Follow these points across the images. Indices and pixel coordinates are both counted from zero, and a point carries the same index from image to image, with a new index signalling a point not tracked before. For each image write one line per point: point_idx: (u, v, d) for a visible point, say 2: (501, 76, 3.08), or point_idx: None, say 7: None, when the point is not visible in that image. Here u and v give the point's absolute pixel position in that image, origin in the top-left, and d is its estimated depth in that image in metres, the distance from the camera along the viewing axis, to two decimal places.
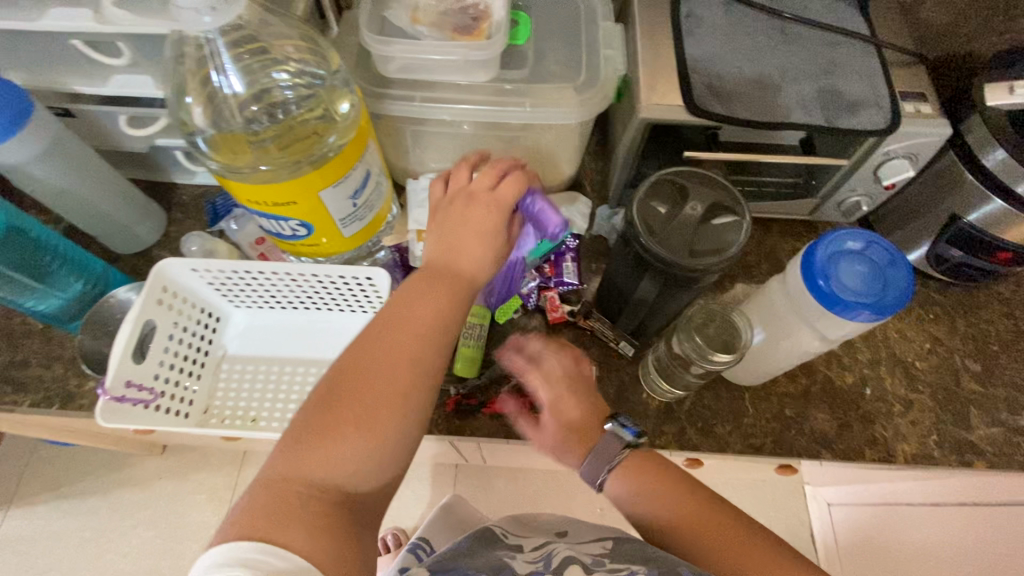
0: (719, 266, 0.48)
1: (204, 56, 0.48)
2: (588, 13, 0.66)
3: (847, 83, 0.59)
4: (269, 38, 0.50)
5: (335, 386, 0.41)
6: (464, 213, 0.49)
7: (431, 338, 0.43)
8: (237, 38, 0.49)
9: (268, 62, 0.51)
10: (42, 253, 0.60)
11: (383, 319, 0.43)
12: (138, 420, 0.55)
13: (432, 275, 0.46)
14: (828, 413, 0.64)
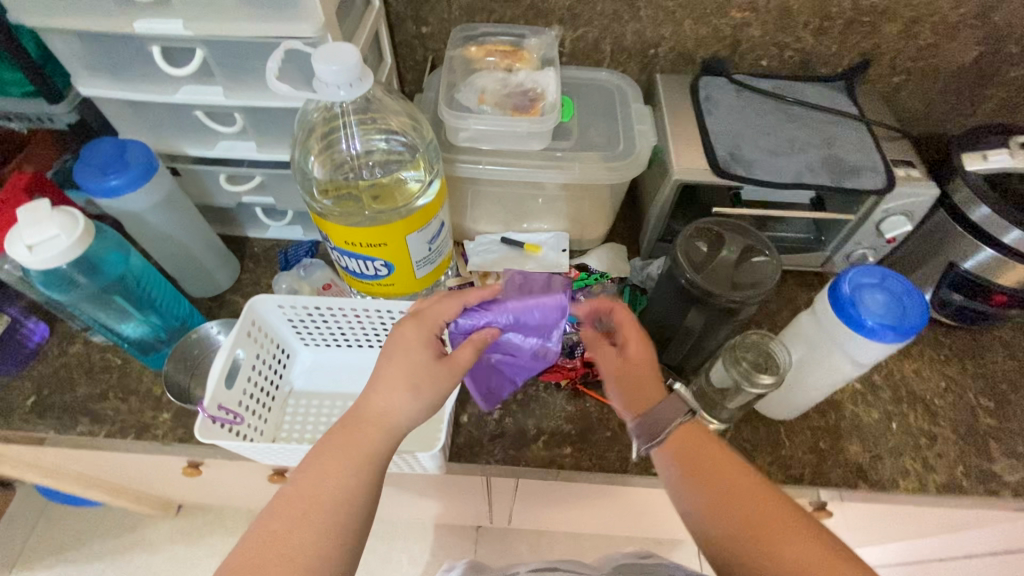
0: (757, 298, 0.55)
1: (334, 118, 0.59)
2: (621, 97, 0.78)
3: (846, 152, 0.69)
4: (381, 109, 0.61)
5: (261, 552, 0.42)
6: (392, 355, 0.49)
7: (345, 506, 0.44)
8: (360, 107, 0.60)
9: (377, 127, 0.61)
10: (147, 286, 0.64)
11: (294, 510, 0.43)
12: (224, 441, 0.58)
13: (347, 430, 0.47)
14: (860, 446, 0.68)
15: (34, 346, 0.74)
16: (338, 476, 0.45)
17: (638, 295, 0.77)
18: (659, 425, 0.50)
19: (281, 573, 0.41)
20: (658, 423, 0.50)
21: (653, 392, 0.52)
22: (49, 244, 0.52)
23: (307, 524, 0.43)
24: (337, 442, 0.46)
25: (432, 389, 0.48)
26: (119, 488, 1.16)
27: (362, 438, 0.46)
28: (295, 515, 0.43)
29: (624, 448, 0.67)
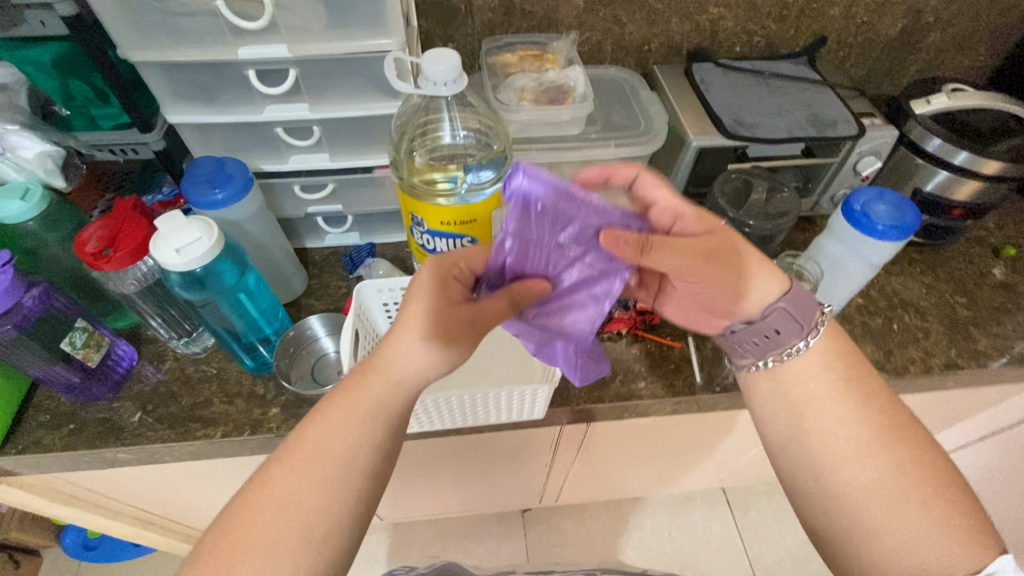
0: (785, 224, 0.70)
1: (434, 108, 0.68)
2: (631, 85, 0.91)
3: (822, 110, 0.85)
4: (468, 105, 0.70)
5: (252, 510, 0.45)
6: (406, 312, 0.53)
7: (342, 475, 0.48)
8: (456, 101, 0.69)
9: (463, 120, 0.71)
10: (259, 295, 0.70)
11: (295, 466, 0.47)
12: None
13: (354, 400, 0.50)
14: (873, 345, 0.82)
15: (123, 370, 0.76)
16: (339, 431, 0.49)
17: None
18: (807, 314, 0.57)
19: (261, 522, 0.45)
20: (805, 313, 0.57)
21: (767, 287, 0.58)
22: (193, 247, 0.58)
23: (303, 471, 0.47)
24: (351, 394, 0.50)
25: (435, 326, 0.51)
26: (171, 526, 1.15)
27: (367, 389, 0.50)
28: (298, 462, 0.47)
29: (687, 375, 0.78)
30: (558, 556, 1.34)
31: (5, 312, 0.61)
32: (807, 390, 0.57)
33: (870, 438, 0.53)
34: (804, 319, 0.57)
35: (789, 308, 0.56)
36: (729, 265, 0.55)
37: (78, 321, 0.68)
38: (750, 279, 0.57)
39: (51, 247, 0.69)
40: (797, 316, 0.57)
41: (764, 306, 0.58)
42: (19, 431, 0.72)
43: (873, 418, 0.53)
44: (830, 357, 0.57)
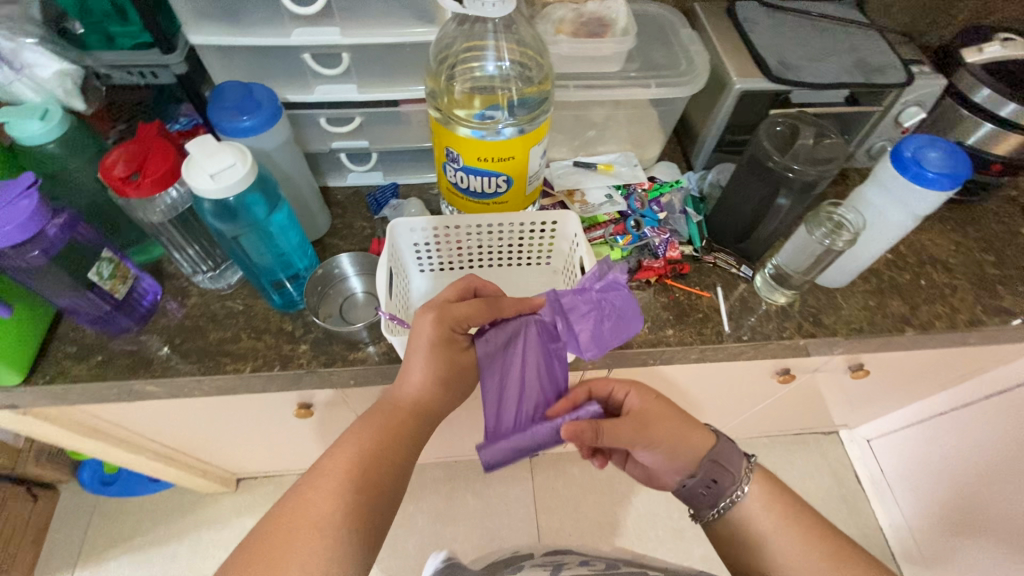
0: (832, 171, 0.68)
1: (479, 31, 0.65)
2: (670, 23, 0.87)
3: (870, 56, 0.82)
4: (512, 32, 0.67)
5: (288, 513, 0.48)
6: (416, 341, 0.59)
7: (370, 475, 0.52)
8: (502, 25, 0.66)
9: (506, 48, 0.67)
10: (291, 231, 0.69)
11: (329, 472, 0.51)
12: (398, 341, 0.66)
13: (378, 411, 0.57)
14: (901, 300, 0.82)
15: (149, 304, 0.74)
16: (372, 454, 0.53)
17: (701, 202, 0.87)
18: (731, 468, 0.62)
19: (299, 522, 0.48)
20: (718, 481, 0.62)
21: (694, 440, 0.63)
22: (227, 173, 0.56)
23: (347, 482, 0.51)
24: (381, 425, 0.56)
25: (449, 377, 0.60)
26: (190, 462, 1.17)
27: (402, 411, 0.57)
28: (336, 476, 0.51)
29: (716, 324, 0.78)
30: (564, 500, 1.39)
31: (33, 237, 0.58)
32: (759, 528, 0.61)
33: (807, 551, 0.58)
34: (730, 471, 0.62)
35: (717, 461, 0.62)
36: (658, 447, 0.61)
37: (105, 251, 0.66)
38: (688, 438, 0.62)
39: (70, 172, 0.67)
40: (724, 469, 0.62)
41: (696, 459, 0.62)
42: (45, 362, 0.70)
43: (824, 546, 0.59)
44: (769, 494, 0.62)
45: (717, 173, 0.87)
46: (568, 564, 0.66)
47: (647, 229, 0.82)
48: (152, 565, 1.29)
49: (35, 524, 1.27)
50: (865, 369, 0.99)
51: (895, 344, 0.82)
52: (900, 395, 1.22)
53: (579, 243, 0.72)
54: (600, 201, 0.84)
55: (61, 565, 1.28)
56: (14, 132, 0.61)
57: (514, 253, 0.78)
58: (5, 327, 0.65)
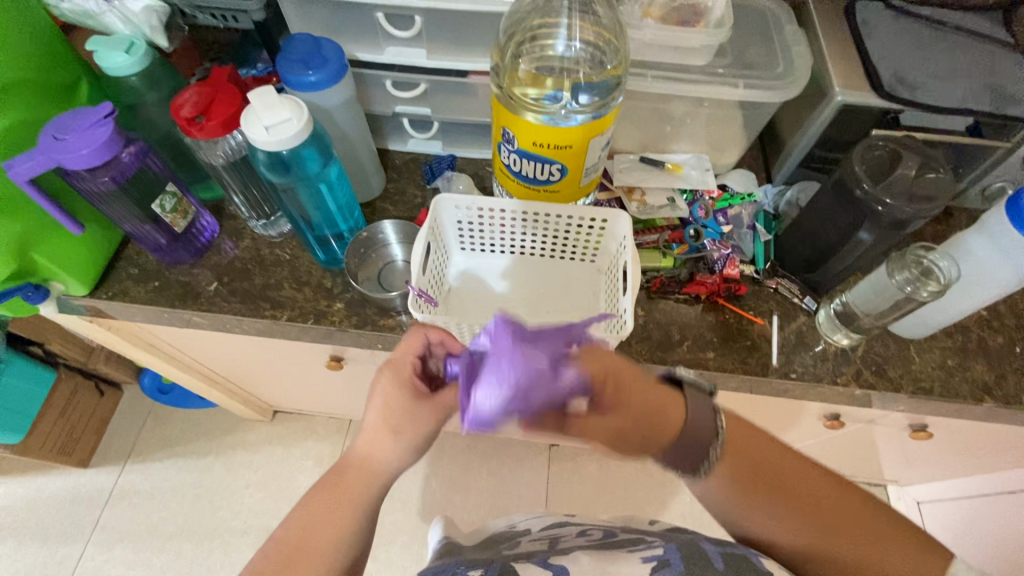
0: (931, 211, 0.59)
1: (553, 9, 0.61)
2: (775, 18, 0.78)
3: (1007, 81, 0.70)
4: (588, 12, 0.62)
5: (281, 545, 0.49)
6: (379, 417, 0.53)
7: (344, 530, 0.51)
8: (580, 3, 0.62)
9: (580, 29, 0.63)
10: (341, 192, 0.70)
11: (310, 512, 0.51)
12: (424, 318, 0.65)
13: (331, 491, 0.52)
14: (986, 365, 0.72)
15: (206, 240, 0.78)
16: (339, 531, 0.49)
17: (773, 220, 0.80)
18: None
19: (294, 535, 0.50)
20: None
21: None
22: (282, 127, 0.56)
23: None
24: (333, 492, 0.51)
25: (413, 428, 0.52)
26: (233, 388, 1.24)
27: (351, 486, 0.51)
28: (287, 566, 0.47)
29: (763, 355, 0.72)
30: (577, 494, 1.38)
31: (105, 163, 0.62)
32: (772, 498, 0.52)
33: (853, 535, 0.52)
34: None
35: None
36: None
37: (170, 185, 0.69)
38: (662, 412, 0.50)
39: (149, 105, 0.70)
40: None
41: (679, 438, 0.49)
42: (110, 278, 0.76)
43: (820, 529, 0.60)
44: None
45: (798, 191, 0.79)
46: (566, 539, 0.62)
47: (706, 240, 0.75)
48: (191, 473, 1.40)
49: (99, 415, 1.42)
50: (927, 430, 0.89)
51: (969, 413, 0.73)
52: (966, 464, 1.10)
53: (627, 246, 0.67)
54: (661, 204, 0.79)
55: (116, 455, 1.42)
56: (101, 62, 0.64)
57: (558, 245, 0.75)
58: (77, 241, 0.70)
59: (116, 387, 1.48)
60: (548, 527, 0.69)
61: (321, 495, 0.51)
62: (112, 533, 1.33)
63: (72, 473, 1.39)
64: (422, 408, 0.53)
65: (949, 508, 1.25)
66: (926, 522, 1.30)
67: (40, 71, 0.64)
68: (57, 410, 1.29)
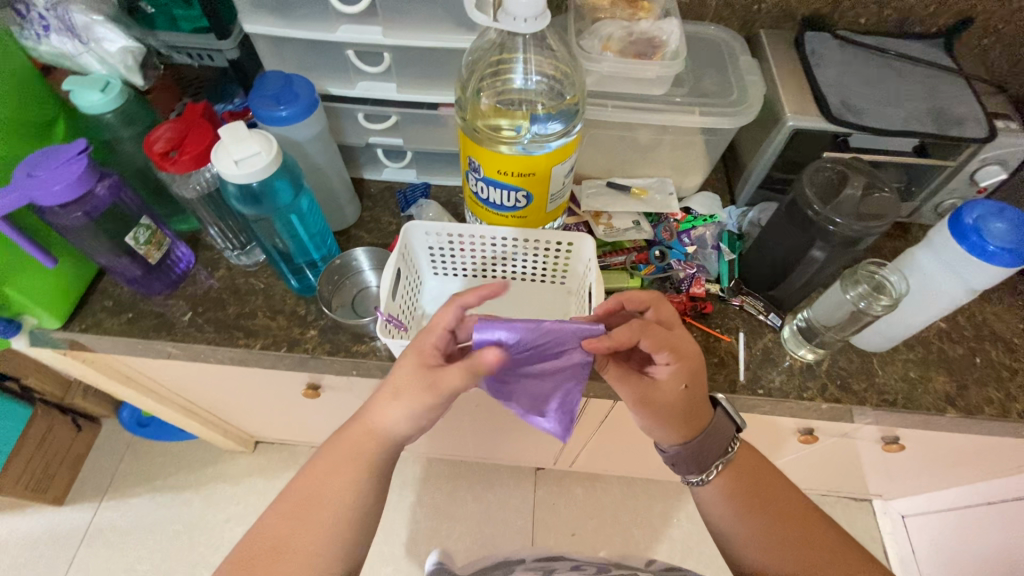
0: (879, 228, 0.62)
1: (510, 44, 0.64)
2: (729, 49, 0.82)
3: (949, 104, 0.74)
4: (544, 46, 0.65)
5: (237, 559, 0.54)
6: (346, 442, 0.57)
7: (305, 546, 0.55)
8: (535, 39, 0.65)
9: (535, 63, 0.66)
10: (312, 223, 0.71)
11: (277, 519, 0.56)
12: (394, 343, 0.66)
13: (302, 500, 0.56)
14: (947, 376, 0.74)
15: (181, 271, 0.79)
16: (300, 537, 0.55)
17: (737, 240, 0.82)
18: (705, 458, 0.61)
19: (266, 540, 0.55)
20: (706, 455, 0.61)
21: (699, 418, 0.61)
22: (251, 160, 0.58)
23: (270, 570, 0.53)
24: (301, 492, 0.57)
25: (411, 396, 0.54)
26: (212, 419, 1.23)
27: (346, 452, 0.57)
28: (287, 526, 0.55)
29: (731, 372, 0.73)
30: (563, 518, 1.37)
31: (78, 199, 0.63)
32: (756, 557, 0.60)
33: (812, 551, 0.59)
34: (721, 440, 0.62)
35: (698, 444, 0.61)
36: (657, 338, 0.55)
37: (144, 218, 0.71)
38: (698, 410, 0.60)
39: (123, 140, 0.71)
40: (697, 457, 0.61)
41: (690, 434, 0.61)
42: (83, 311, 0.76)
43: (774, 532, 0.60)
44: (739, 486, 0.63)
45: (759, 212, 0.82)
46: (561, 570, 0.67)
47: (671, 261, 0.78)
48: (169, 508, 1.38)
49: (75, 451, 1.39)
50: (900, 442, 0.91)
51: (935, 425, 0.74)
52: (944, 475, 1.12)
53: (592, 266, 0.69)
54: (627, 226, 0.81)
55: (92, 492, 1.39)
56: (77, 101, 0.66)
57: (527, 268, 0.76)
58: (50, 275, 0.70)
59: (95, 420, 1.46)
60: (541, 558, 0.71)
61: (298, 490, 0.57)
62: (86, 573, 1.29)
63: (47, 511, 1.36)
64: (425, 376, 0.53)
65: (934, 521, 1.26)
66: (912, 536, 1.31)
67: (16, 111, 0.65)
68: (32, 445, 1.27)
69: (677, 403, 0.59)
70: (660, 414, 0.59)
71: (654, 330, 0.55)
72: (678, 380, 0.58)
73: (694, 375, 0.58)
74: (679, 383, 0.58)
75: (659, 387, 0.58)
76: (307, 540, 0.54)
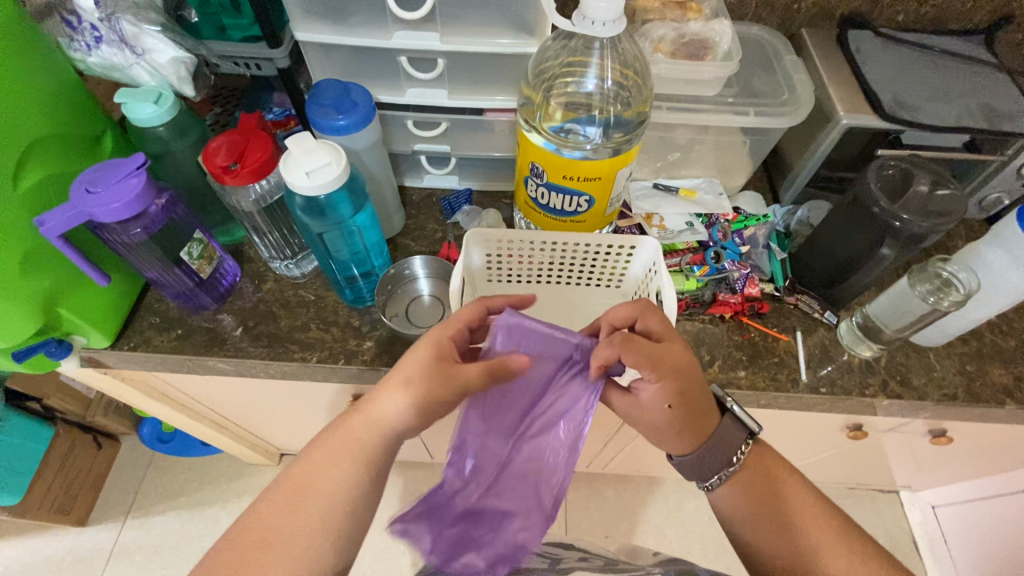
0: (948, 225, 0.62)
1: (584, 50, 0.64)
2: (774, 48, 0.83)
3: (998, 100, 0.75)
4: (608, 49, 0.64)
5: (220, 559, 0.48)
6: (343, 430, 0.54)
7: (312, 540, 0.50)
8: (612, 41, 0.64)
9: (606, 67, 0.65)
10: (367, 236, 0.70)
11: (278, 505, 0.51)
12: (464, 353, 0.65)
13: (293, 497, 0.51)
14: (1002, 368, 0.75)
15: (228, 285, 0.77)
16: (299, 533, 0.50)
17: (785, 239, 0.82)
18: (711, 468, 0.60)
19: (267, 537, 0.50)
20: (710, 464, 0.59)
21: (703, 426, 0.59)
22: (322, 171, 0.56)
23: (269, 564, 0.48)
24: (287, 489, 0.52)
25: (424, 386, 0.53)
26: (241, 434, 1.21)
27: (351, 433, 0.53)
28: (286, 507, 0.51)
29: (792, 370, 0.73)
30: (596, 520, 1.36)
31: (136, 215, 0.61)
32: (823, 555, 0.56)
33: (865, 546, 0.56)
34: (727, 448, 0.59)
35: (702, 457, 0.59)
36: (640, 353, 0.53)
37: (197, 232, 0.69)
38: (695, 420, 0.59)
39: (174, 153, 0.70)
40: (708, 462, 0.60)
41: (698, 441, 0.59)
42: (130, 329, 0.74)
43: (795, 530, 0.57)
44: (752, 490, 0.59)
45: (808, 210, 0.82)
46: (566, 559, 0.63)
47: (726, 262, 0.78)
48: (194, 525, 1.35)
49: (96, 470, 1.36)
50: (946, 434, 0.92)
51: (992, 417, 0.75)
52: (977, 465, 1.13)
53: (657, 271, 0.69)
54: (679, 228, 0.80)
55: (115, 512, 1.36)
56: (130, 114, 0.64)
57: (583, 273, 0.76)
58: (99, 294, 0.68)
59: (114, 438, 1.43)
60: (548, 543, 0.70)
61: (287, 486, 0.52)
62: None
63: (69, 533, 1.32)
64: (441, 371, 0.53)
65: (963, 511, 1.27)
66: (943, 527, 1.32)
67: (64, 125, 0.63)
68: (55, 465, 1.24)
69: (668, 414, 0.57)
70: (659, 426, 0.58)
71: (637, 346, 0.53)
72: (662, 398, 0.56)
73: (683, 387, 0.56)
74: (661, 401, 0.56)
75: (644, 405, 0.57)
76: (307, 536, 0.50)
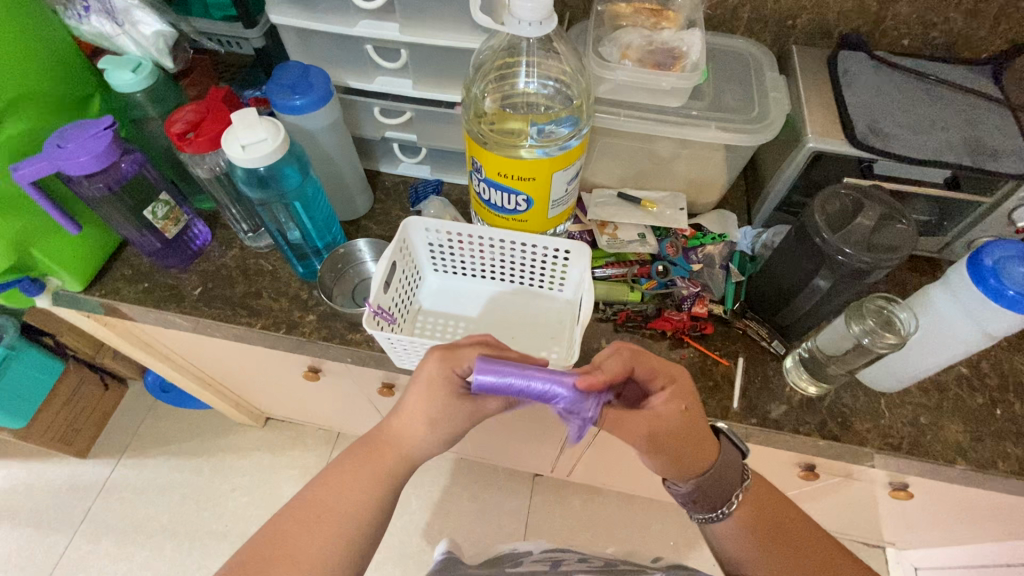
0: (891, 261, 0.58)
1: (516, 49, 0.65)
2: (757, 64, 0.80)
3: (988, 136, 0.69)
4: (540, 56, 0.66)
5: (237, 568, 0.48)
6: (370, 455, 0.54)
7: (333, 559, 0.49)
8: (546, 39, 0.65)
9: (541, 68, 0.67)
10: (315, 211, 0.73)
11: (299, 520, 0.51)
12: (383, 338, 0.65)
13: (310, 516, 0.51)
14: (961, 425, 0.69)
15: (197, 247, 0.82)
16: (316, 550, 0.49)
17: (749, 261, 0.79)
18: (717, 496, 0.57)
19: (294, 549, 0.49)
20: (714, 490, 0.56)
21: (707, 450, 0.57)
22: (257, 146, 0.60)
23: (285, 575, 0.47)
24: (305, 509, 0.51)
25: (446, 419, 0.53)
26: (225, 391, 1.28)
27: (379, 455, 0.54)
28: (305, 522, 0.50)
29: (724, 397, 0.71)
30: (556, 527, 1.35)
31: (103, 171, 0.67)
32: None
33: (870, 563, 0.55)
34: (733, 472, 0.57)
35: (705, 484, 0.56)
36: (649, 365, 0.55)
37: (163, 194, 0.74)
38: (703, 445, 0.56)
39: (151, 119, 0.75)
40: (710, 495, 0.57)
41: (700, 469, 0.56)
42: (104, 278, 0.80)
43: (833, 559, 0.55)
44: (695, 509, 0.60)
45: (773, 234, 0.79)
46: (567, 562, 0.66)
47: (675, 278, 0.76)
48: (180, 471, 1.44)
49: (101, 408, 1.48)
50: (908, 490, 0.86)
51: (943, 475, 0.69)
52: (961, 530, 1.05)
53: (586, 277, 0.68)
54: (631, 238, 0.79)
55: (113, 449, 1.46)
56: (111, 80, 0.69)
57: (524, 273, 0.76)
58: (75, 242, 0.75)
59: (122, 382, 1.54)
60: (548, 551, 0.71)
61: (298, 512, 0.51)
62: (99, 524, 1.36)
63: (71, 461, 1.44)
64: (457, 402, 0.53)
65: None
66: None
67: (51, 85, 0.69)
68: (62, 398, 1.36)
69: (677, 429, 0.53)
70: (666, 447, 0.53)
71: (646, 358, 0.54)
72: (675, 408, 0.54)
73: (691, 400, 0.55)
74: (677, 407, 0.54)
75: (665, 419, 0.52)
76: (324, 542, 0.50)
